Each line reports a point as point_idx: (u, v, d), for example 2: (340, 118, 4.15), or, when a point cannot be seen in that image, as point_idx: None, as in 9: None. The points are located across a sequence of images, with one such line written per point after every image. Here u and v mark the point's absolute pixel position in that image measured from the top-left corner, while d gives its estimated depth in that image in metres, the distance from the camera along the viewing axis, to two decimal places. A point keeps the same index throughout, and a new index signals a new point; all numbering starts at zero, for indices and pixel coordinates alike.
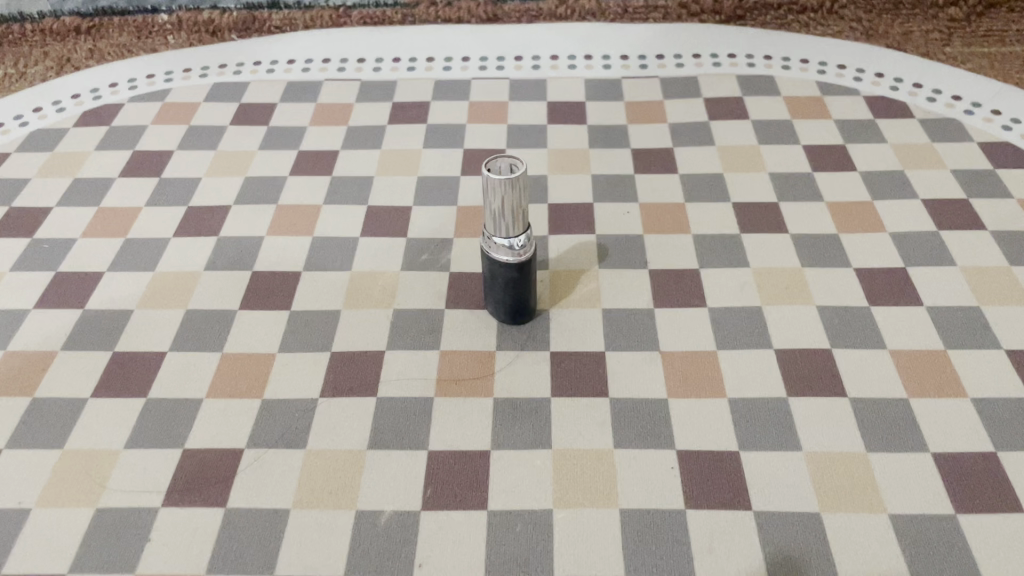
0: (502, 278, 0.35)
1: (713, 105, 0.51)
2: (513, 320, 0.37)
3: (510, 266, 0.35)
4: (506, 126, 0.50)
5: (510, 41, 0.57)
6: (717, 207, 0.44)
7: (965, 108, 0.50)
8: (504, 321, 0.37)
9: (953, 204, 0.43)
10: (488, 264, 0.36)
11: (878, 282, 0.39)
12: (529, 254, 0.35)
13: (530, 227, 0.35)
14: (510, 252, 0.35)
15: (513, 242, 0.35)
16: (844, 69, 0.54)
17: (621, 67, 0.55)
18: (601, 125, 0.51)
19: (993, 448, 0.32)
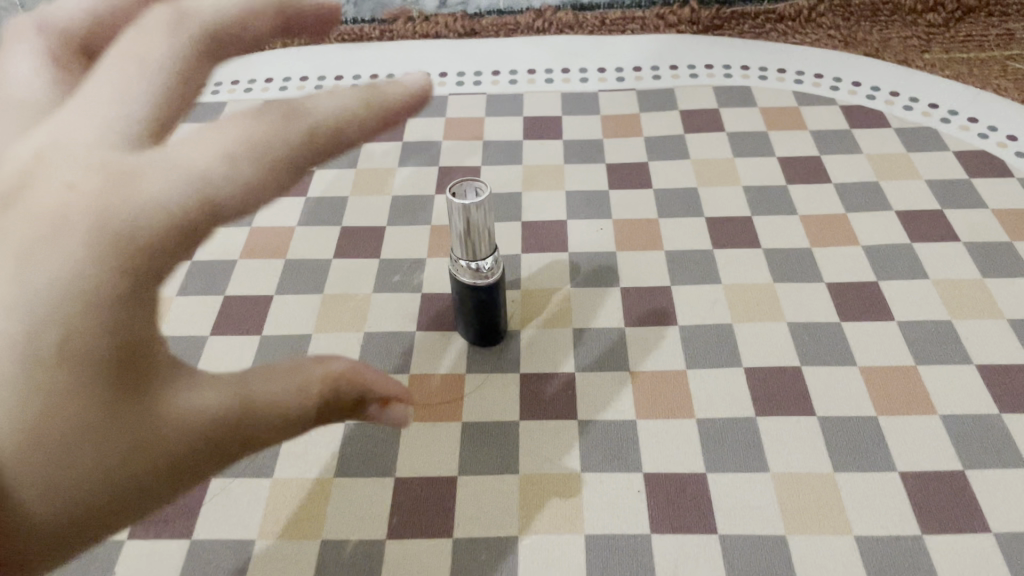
0: (471, 301, 0.35)
1: (689, 117, 0.51)
2: (484, 343, 0.37)
3: (479, 290, 0.35)
4: (482, 142, 0.50)
5: (488, 55, 0.57)
6: (690, 222, 0.44)
7: (941, 116, 0.49)
8: (475, 344, 0.37)
9: (927, 215, 0.43)
10: (456, 289, 0.36)
11: (850, 295, 0.38)
12: (497, 276, 0.35)
13: (497, 251, 0.35)
14: (478, 274, 0.35)
15: (481, 266, 0.34)
16: (820, 78, 0.53)
17: (598, 80, 0.55)
18: (577, 139, 0.51)
19: (961, 466, 0.31)
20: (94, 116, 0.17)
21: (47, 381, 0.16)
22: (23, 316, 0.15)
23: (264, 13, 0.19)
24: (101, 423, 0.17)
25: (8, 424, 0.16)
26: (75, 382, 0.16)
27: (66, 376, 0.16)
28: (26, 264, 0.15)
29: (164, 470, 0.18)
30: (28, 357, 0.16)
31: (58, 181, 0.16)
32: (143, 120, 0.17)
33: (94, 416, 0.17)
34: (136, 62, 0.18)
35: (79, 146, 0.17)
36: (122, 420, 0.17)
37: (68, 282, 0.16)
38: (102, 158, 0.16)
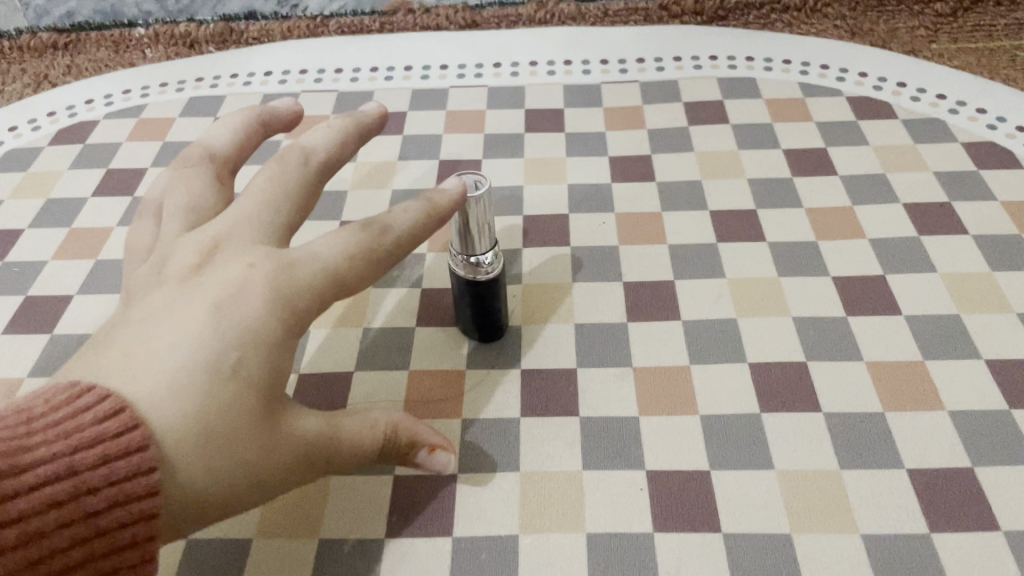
0: (471, 296, 0.35)
1: (693, 109, 0.51)
2: (485, 338, 0.37)
3: (477, 285, 0.34)
4: (483, 135, 0.50)
5: (489, 48, 0.57)
6: (694, 215, 0.43)
7: (949, 107, 0.49)
8: (475, 339, 0.37)
9: (935, 207, 0.42)
10: (455, 283, 0.35)
11: (856, 290, 0.38)
12: (496, 272, 0.34)
13: (497, 243, 0.34)
14: (476, 269, 0.34)
15: (479, 259, 0.34)
16: (826, 69, 0.53)
17: (601, 72, 0.55)
18: (579, 132, 0.50)
19: (970, 463, 0.31)
20: (249, 216, 0.29)
21: (212, 406, 0.25)
22: (208, 363, 0.25)
23: (345, 143, 0.32)
24: (242, 438, 0.25)
25: (178, 430, 0.24)
26: (226, 404, 0.25)
27: (231, 404, 0.25)
28: (216, 327, 0.26)
29: (283, 479, 0.27)
30: (208, 387, 0.25)
31: (233, 275, 0.27)
32: (284, 233, 0.29)
33: (237, 433, 0.25)
34: (277, 193, 0.29)
35: (248, 241, 0.28)
36: (251, 440, 0.25)
37: (242, 346, 0.26)
38: (269, 252, 0.27)
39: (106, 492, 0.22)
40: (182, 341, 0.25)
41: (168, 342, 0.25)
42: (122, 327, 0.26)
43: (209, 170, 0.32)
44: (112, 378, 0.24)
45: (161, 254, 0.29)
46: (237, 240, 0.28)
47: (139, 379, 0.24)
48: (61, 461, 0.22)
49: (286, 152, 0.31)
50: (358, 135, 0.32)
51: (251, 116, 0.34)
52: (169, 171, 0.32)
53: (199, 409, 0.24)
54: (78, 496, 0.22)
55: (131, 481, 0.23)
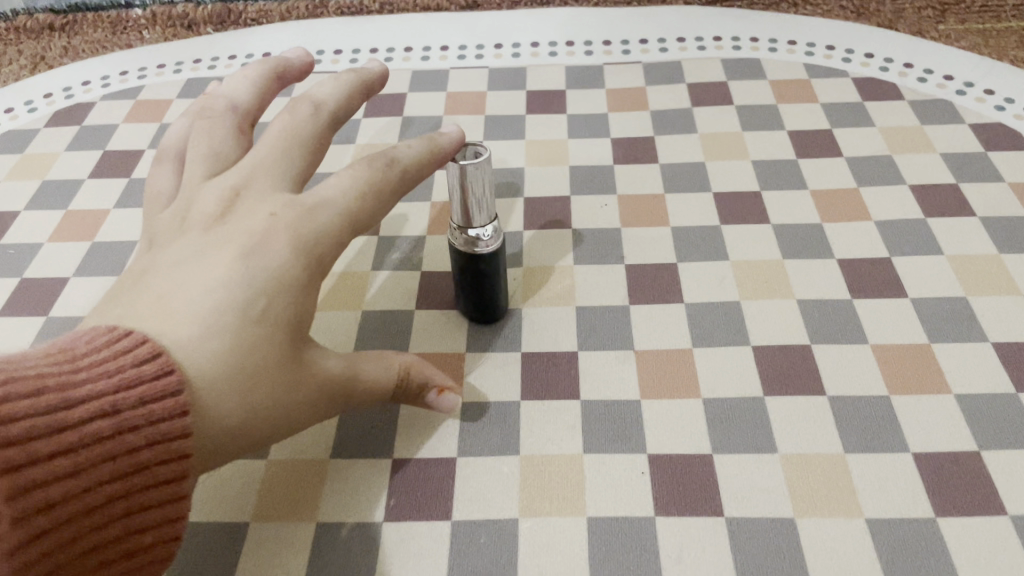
0: (469, 271, 0.34)
1: (697, 90, 0.50)
2: (487, 317, 0.36)
3: (481, 260, 0.34)
4: (484, 117, 0.49)
5: (490, 29, 0.56)
6: (697, 197, 0.42)
7: (957, 88, 0.48)
8: (477, 319, 0.36)
9: (942, 189, 0.41)
10: (456, 262, 0.34)
11: (861, 272, 0.37)
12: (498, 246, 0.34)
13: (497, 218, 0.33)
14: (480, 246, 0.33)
15: (479, 233, 0.33)
16: (831, 50, 0.52)
17: (604, 53, 0.54)
18: (581, 114, 0.49)
19: (976, 447, 0.30)
20: (266, 163, 0.29)
21: (245, 340, 0.25)
22: (240, 299, 0.25)
23: (353, 96, 0.32)
24: (273, 375, 0.26)
25: (211, 369, 0.24)
26: (256, 345, 0.25)
27: (262, 341, 0.25)
28: (248, 266, 0.26)
29: (313, 411, 0.27)
30: (240, 328, 0.25)
31: (258, 221, 0.27)
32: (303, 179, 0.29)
33: (267, 369, 0.26)
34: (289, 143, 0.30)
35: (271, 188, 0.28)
36: (280, 374, 0.26)
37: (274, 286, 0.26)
38: (289, 198, 0.28)
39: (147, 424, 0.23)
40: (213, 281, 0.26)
41: (197, 283, 0.26)
42: (150, 272, 0.27)
43: (233, 120, 0.32)
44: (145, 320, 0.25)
45: (182, 205, 0.29)
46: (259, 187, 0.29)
47: (174, 317, 0.25)
48: (105, 401, 0.22)
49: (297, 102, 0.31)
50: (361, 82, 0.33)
51: (268, 69, 0.34)
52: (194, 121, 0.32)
53: (233, 348, 0.25)
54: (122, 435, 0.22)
55: (169, 418, 0.23)
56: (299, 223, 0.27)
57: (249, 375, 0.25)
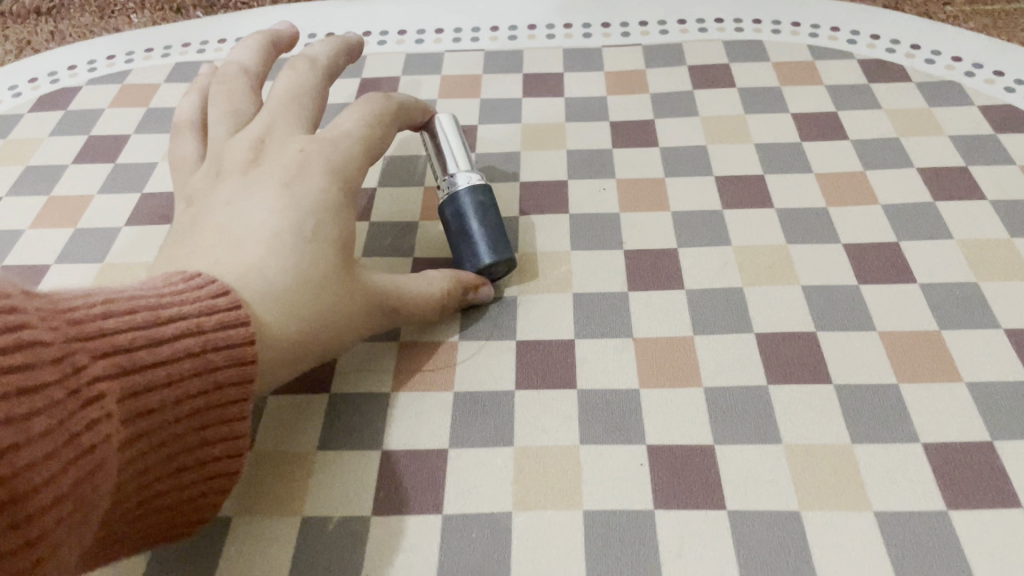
0: (478, 200, 0.35)
1: (698, 72, 0.49)
2: (489, 250, 0.35)
3: (474, 187, 0.36)
4: (479, 100, 0.48)
5: (486, 10, 0.55)
6: (698, 181, 0.41)
7: (965, 69, 0.47)
8: (480, 255, 0.35)
9: (950, 172, 0.40)
10: (449, 195, 0.36)
11: (869, 257, 0.36)
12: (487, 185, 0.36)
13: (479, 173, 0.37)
14: (468, 175, 0.36)
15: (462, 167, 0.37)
16: (836, 31, 0.51)
17: (602, 36, 0.52)
18: (579, 97, 0.48)
19: (989, 438, 0.29)
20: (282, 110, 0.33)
21: (307, 257, 0.28)
22: (295, 222, 0.29)
23: (339, 50, 0.38)
24: (333, 284, 0.28)
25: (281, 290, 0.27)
26: (315, 262, 0.28)
27: (319, 254, 0.28)
28: (296, 196, 0.29)
29: (369, 320, 0.30)
30: (300, 246, 0.28)
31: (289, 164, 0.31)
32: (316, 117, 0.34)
33: (329, 280, 0.28)
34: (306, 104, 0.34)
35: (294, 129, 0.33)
36: (340, 285, 0.29)
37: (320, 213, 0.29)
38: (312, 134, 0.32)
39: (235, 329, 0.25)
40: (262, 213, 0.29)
41: (248, 218, 0.29)
42: (205, 225, 0.29)
43: (247, 81, 0.36)
44: (207, 259, 0.27)
45: (213, 159, 0.33)
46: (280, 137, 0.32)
47: (233, 246, 0.28)
48: (188, 319, 0.24)
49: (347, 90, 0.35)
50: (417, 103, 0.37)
51: (262, 38, 0.39)
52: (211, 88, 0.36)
53: (297, 267, 0.28)
54: (205, 348, 0.25)
55: (244, 331, 0.25)
56: (333, 161, 0.31)
57: (316, 287, 0.28)
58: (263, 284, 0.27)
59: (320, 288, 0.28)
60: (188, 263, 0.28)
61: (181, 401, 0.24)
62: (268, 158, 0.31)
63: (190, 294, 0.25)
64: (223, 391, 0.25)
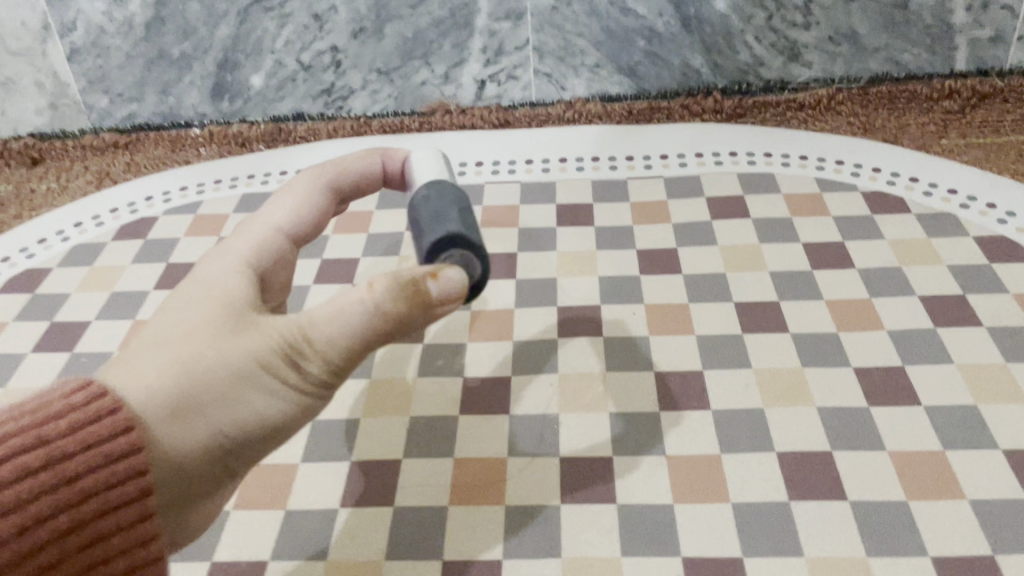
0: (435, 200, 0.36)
1: (715, 203, 0.54)
2: (432, 236, 0.34)
3: (432, 188, 0.37)
4: (517, 229, 0.53)
5: (521, 145, 0.60)
6: (719, 307, 0.45)
7: (961, 202, 0.51)
8: (424, 243, 0.34)
9: (950, 300, 0.44)
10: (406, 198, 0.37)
11: (877, 380, 0.40)
12: (451, 184, 0.38)
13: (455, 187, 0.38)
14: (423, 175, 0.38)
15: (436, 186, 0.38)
16: (841, 164, 0.56)
17: (627, 168, 0.58)
18: (608, 226, 0.53)
19: (992, 552, 0.32)
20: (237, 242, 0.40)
21: (185, 341, 0.30)
22: (182, 315, 0.31)
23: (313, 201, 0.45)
24: (212, 331, 0.30)
25: (162, 352, 0.30)
26: (196, 318, 0.31)
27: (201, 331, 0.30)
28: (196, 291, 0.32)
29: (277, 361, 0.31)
30: (185, 313, 0.31)
31: (213, 265, 0.34)
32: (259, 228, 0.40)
33: (211, 330, 0.30)
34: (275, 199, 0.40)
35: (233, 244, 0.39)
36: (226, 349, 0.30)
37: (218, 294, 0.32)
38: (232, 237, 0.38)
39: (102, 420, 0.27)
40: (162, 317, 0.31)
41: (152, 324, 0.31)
42: None
43: None
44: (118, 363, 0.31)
45: None
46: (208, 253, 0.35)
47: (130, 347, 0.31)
48: (27, 434, 0.26)
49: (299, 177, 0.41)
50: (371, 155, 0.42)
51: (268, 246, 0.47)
52: None
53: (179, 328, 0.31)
54: (49, 464, 0.26)
55: (102, 427, 0.27)
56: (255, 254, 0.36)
57: (202, 358, 0.30)
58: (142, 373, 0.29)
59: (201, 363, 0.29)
60: None
61: (38, 519, 0.25)
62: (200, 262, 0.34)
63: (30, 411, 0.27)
64: (94, 492, 0.26)
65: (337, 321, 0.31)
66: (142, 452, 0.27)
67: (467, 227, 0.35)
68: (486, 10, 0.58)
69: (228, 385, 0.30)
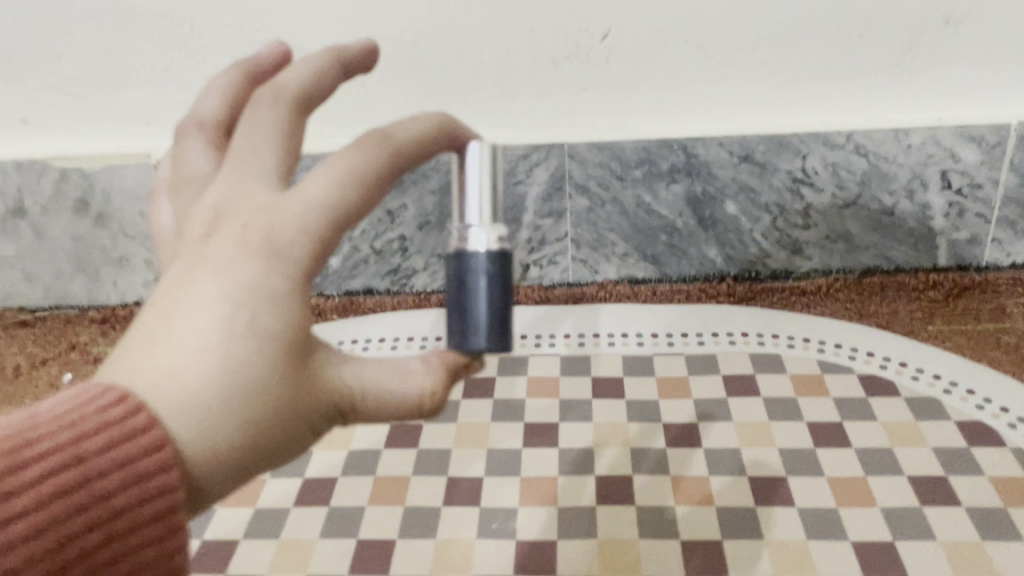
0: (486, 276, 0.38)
1: (730, 381, 0.62)
2: (478, 335, 0.38)
3: (491, 257, 0.38)
4: (558, 401, 0.62)
5: (559, 319, 0.70)
6: (735, 480, 0.53)
7: (944, 387, 0.59)
8: (471, 338, 0.38)
9: (934, 481, 0.51)
10: (455, 249, 0.39)
11: (871, 554, 0.47)
12: (508, 253, 0.39)
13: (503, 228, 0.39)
14: (481, 231, 0.38)
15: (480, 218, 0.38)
16: (840, 347, 0.64)
17: (652, 344, 0.67)
18: (637, 399, 0.61)
19: None
20: (232, 182, 0.31)
21: (246, 385, 0.28)
22: (229, 342, 0.28)
23: (322, 76, 0.34)
24: (277, 389, 0.29)
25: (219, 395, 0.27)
26: (254, 365, 0.28)
27: (251, 372, 0.28)
28: (227, 292, 0.28)
29: (323, 417, 0.31)
30: (233, 346, 0.28)
31: (222, 283, 0.29)
32: (266, 162, 0.32)
33: (272, 387, 0.29)
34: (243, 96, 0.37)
35: (230, 201, 0.31)
36: (284, 399, 0.29)
37: (262, 328, 0.28)
38: (247, 200, 0.31)
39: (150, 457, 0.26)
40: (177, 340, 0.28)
41: (170, 339, 0.28)
42: (145, 330, 0.29)
43: (204, 134, 0.36)
44: (135, 367, 0.28)
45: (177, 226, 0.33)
46: (213, 267, 0.29)
47: (158, 358, 0.28)
48: (65, 450, 0.25)
49: (258, 95, 0.33)
50: (330, 59, 0.35)
51: (240, 73, 0.37)
52: (176, 139, 0.37)
53: (228, 367, 0.28)
54: (84, 482, 0.25)
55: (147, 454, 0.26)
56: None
57: (255, 402, 0.28)
58: (188, 408, 0.27)
59: (249, 401, 0.28)
60: (118, 376, 0.28)
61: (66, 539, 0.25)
62: (202, 265, 0.29)
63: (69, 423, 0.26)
64: (120, 512, 0.26)
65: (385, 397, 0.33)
66: (174, 477, 0.27)
67: (505, 329, 0.39)
68: (532, 208, 0.70)
69: (283, 442, 0.30)
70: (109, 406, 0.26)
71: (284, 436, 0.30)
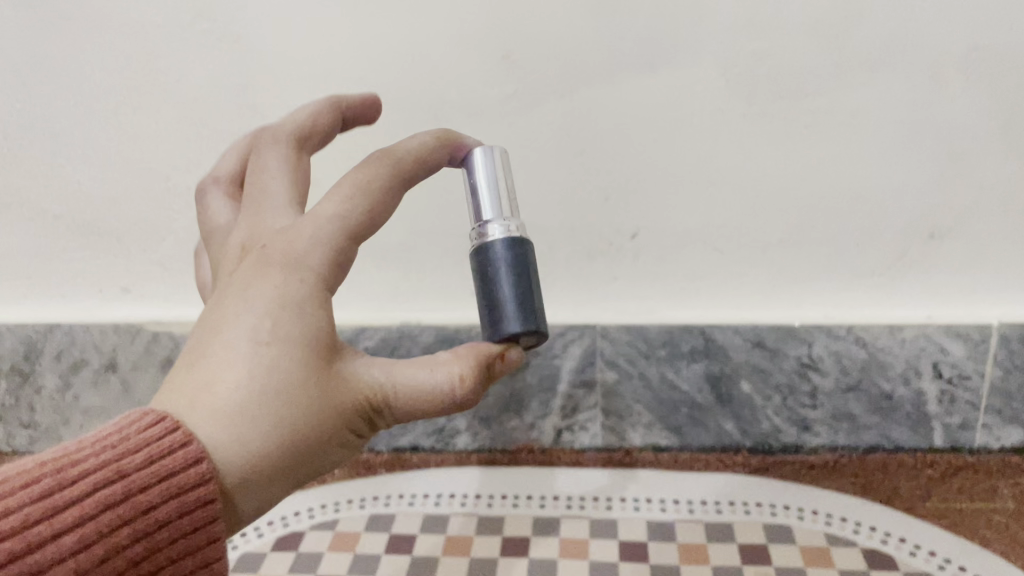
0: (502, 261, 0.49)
1: (747, 550, 0.68)
2: (507, 324, 0.49)
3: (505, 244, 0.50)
4: (588, 561, 0.69)
5: (590, 483, 0.77)
6: None
7: (937, 563, 0.66)
8: (501, 327, 0.49)
9: None
10: (478, 237, 0.51)
11: None
12: (524, 242, 0.51)
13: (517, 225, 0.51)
14: (499, 225, 0.50)
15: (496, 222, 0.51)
16: (846, 521, 0.71)
17: (675, 511, 0.74)
18: (660, 563, 0.68)
19: None
20: (254, 215, 0.49)
21: (274, 382, 0.42)
22: (263, 354, 0.42)
23: (324, 113, 0.55)
24: (304, 387, 0.42)
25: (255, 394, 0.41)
26: (283, 367, 0.42)
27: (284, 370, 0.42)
28: (260, 309, 0.43)
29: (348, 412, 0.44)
30: (263, 357, 0.42)
31: (254, 309, 0.43)
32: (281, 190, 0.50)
33: (299, 381, 0.42)
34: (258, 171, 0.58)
35: (258, 228, 0.48)
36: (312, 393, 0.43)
37: (285, 338, 0.43)
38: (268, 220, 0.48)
39: (204, 448, 0.40)
40: (232, 356, 0.42)
41: (221, 352, 0.43)
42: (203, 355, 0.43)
43: (223, 188, 0.56)
44: (199, 393, 0.42)
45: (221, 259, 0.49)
46: (253, 286, 0.44)
47: (215, 379, 0.42)
48: (112, 470, 0.39)
49: (265, 137, 0.54)
50: (330, 103, 0.56)
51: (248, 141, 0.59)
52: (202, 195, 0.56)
53: (264, 377, 0.42)
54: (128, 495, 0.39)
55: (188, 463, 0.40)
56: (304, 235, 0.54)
57: (282, 411, 0.42)
58: (241, 406, 0.41)
59: (288, 393, 0.42)
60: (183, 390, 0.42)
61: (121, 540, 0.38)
62: (236, 286, 0.45)
63: (114, 446, 0.40)
64: (166, 517, 0.40)
65: (409, 382, 0.45)
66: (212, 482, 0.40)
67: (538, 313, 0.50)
68: (565, 378, 0.78)
69: (316, 436, 0.43)
70: (152, 426, 0.41)
71: (325, 420, 0.43)
